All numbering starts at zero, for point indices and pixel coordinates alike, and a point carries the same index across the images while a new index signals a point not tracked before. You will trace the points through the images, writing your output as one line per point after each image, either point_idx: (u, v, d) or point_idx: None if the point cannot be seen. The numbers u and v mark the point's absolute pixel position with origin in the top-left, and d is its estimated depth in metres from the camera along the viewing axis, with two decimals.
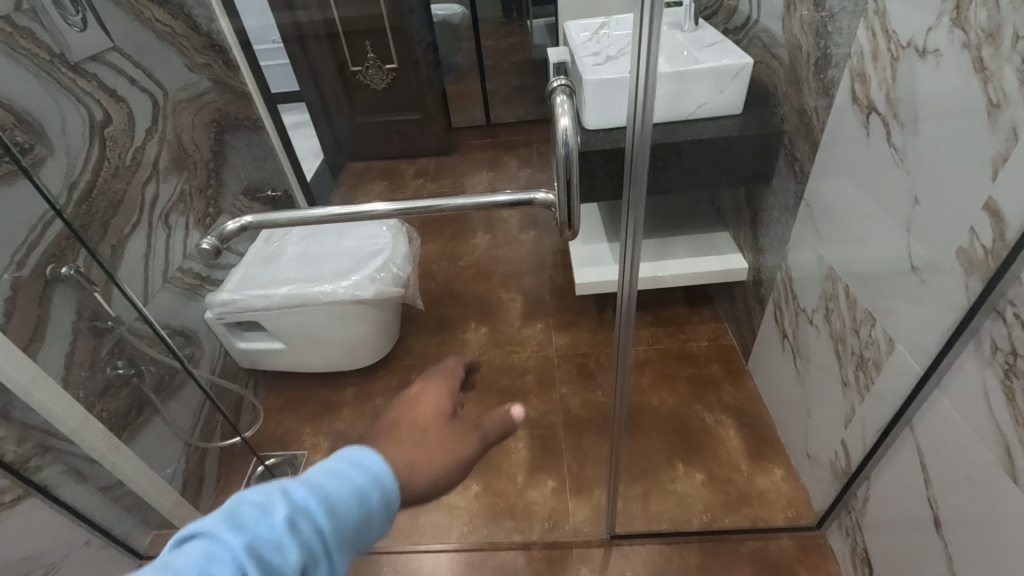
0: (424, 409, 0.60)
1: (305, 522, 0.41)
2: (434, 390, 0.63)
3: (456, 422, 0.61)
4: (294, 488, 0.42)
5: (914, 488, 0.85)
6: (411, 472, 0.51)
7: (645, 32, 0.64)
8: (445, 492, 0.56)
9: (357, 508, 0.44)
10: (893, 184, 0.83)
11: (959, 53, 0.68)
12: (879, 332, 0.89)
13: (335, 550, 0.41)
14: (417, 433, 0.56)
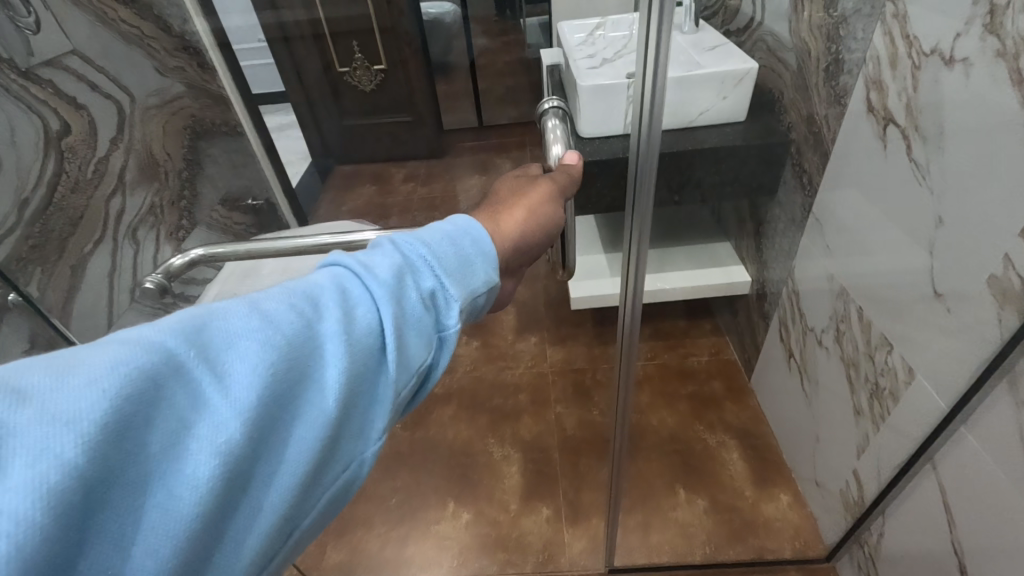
0: (509, 190, 0.62)
1: (411, 250, 0.41)
2: (512, 184, 0.65)
3: (535, 189, 0.62)
4: (404, 230, 0.44)
5: (937, 529, 0.79)
6: (502, 224, 0.53)
7: (651, 39, 0.57)
8: (536, 220, 0.57)
9: (466, 246, 0.44)
10: (913, 203, 0.77)
11: (992, 63, 0.62)
12: (897, 360, 0.83)
13: (454, 273, 0.42)
14: (503, 203, 0.58)
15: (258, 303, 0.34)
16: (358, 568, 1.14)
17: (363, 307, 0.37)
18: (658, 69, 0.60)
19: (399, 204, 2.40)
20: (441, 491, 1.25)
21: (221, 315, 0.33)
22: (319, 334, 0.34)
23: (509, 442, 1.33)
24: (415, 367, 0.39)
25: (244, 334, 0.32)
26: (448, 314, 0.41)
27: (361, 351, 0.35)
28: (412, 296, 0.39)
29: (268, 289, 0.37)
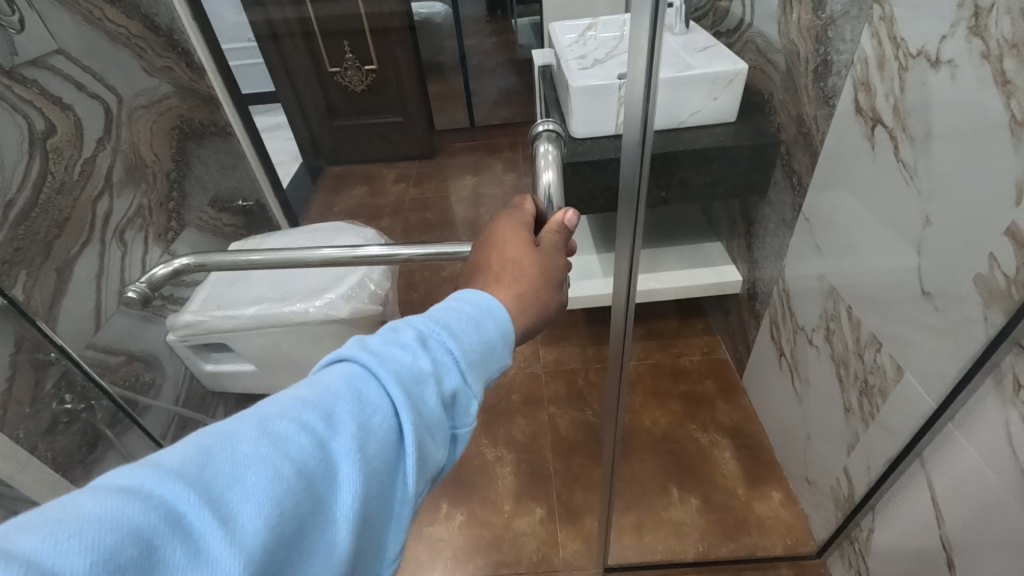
0: (513, 244, 0.58)
1: (432, 342, 0.42)
2: (508, 229, 0.61)
3: (545, 246, 0.59)
4: (416, 320, 0.43)
5: (927, 526, 0.80)
6: (524, 307, 0.52)
7: (643, 41, 0.57)
8: (552, 297, 0.57)
9: (479, 335, 0.44)
10: (901, 202, 0.78)
11: (977, 64, 0.63)
12: (885, 357, 0.84)
13: (469, 368, 0.42)
14: (519, 269, 0.56)
15: (269, 420, 0.33)
16: None
17: (379, 415, 0.36)
18: (650, 71, 0.60)
19: (391, 205, 2.40)
20: (434, 493, 1.24)
21: (228, 442, 0.31)
22: (334, 454, 0.34)
23: (502, 443, 1.33)
24: (427, 471, 0.39)
25: (257, 464, 0.31)
26: (461, 409, 0.42)
27: (378, 463, 0.35)
28: (429, 399, 0.39)
29: (272, 399, 0.36)
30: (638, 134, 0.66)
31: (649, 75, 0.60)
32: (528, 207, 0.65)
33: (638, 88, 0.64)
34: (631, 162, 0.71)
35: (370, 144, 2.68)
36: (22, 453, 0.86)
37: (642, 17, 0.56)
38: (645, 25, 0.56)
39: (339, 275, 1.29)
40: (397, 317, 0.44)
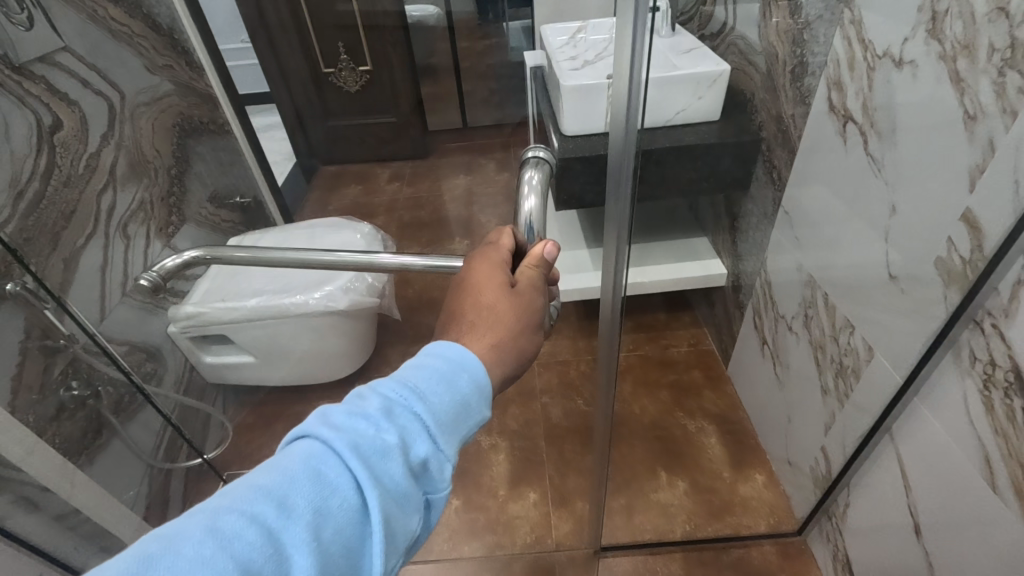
0: (487, 291, 0.59)
1: (397, 409, 0.43)
2: (483, 273, 0.61)
3: (521, 290, 0.60)
4: (383, 384, 0.44)
5: (897, 496, 0.85)
6: (498, 358, 0.54)
7: (629, 42, 0.61)
8: (525, 343, 0.59)
9: (449, 396, 0.46)
10: (871, 193, 0.84)
11: (935, 64, 0.68)
12: (858, 339, 0.89)
13: (438, 432, 0.43)
14: (492, 316, 0.57)
15: (218, 518, 0.34)
16: None
17: (339, 496, 0.37)
18: (636, 69, 0.65)
19: (385, 204, 2.43)
20: None
21: (176, 546, 0.32)
22: (287, 545, 0.34)
23: (497, 431, 1.37)
24: (398, 544, 0.40)
25: (202, 568, 0.31)
26: (431, 477, 0.43)
27: (337, 547, 0.36)
28: (394, 471, 0.40)
29: (228, 490, 0.37)
30: (624, 128, 0.70)
31: (634, 71, 0.64)
32: (504, 243, 0.65)
33: (624, 84, 0.68)
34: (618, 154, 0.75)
35: (364, 144, 2.72)
36: (33, 436, 0.88)
37: (627, 18, 0.60)
38: (631, 26, 0.60)
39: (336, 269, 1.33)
40: (365, 384, 0.45)
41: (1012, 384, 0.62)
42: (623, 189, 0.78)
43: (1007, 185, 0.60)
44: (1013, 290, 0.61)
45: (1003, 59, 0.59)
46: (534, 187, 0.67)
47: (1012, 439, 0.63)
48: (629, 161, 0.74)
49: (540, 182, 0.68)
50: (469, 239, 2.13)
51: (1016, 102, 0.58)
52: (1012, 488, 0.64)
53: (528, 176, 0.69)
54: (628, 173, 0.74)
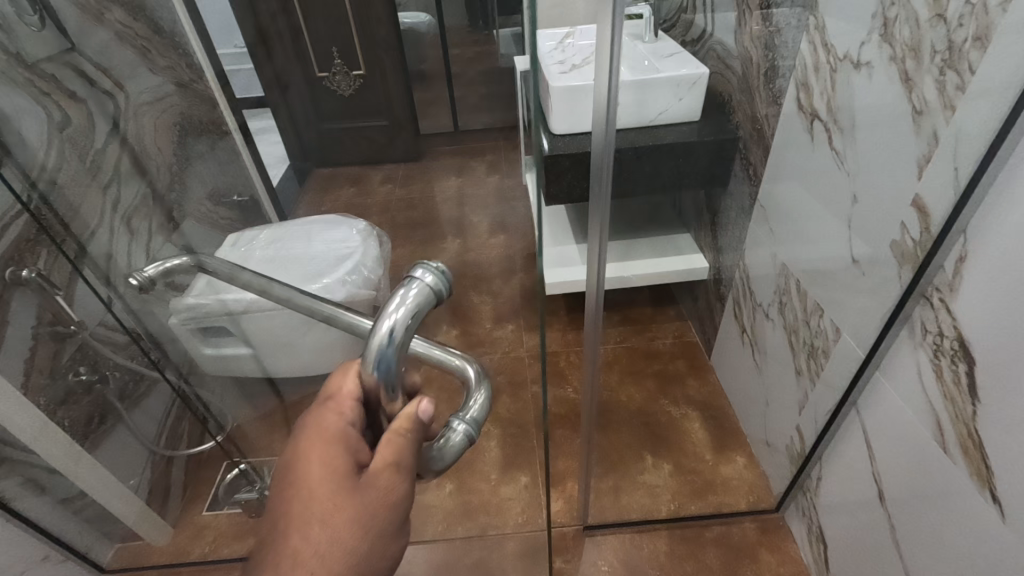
0: (320, 498, 0.49)
1: None
2: (318, 468, 0.50)
3: (367, 485, 0.50)
4: None
5: (860, 465, 0.92)
6: None
7: (608, 51, 0.68)
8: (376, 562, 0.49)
9: None
10: (835, 185, 0.91)
11: (887, 65, 0.75)
12: (827, 321, 0.96)
13: None
14: (327, 539, 0.48)
15: None
16: None
17: None
18: (614, 74, 0.71)
19: (378, 204, 2.48)
20: None
21: None
22: None
23: None
24: None
25: None
26: None
27: None
28: None
29: None
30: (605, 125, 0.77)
31: (613, 75, 0.71)
32: (347, 391, 0.55)
33: (603, 85, 0.74)
34: (599, 149, 0.81)
35: (358, 147, 2.76)
36: (42, 419, 0.93)
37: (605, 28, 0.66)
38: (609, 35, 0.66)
39: (333, 264, 1.38)
40: None
41: (957, 351, 0.68)
42: (605, 182, 0.84)
43: (948, 171, 0.67)
44: (956, 266, 0.68)
45: (943, 59, 0.66)
46: (406, 306, 0.53)
47: (957, 402, 0.69)
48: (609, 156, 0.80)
49: (416, 301, 0.54)
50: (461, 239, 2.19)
51: (955, 98, 0.65)
52: (957, 447, 0.70)
53: (407, 286, 0.55)
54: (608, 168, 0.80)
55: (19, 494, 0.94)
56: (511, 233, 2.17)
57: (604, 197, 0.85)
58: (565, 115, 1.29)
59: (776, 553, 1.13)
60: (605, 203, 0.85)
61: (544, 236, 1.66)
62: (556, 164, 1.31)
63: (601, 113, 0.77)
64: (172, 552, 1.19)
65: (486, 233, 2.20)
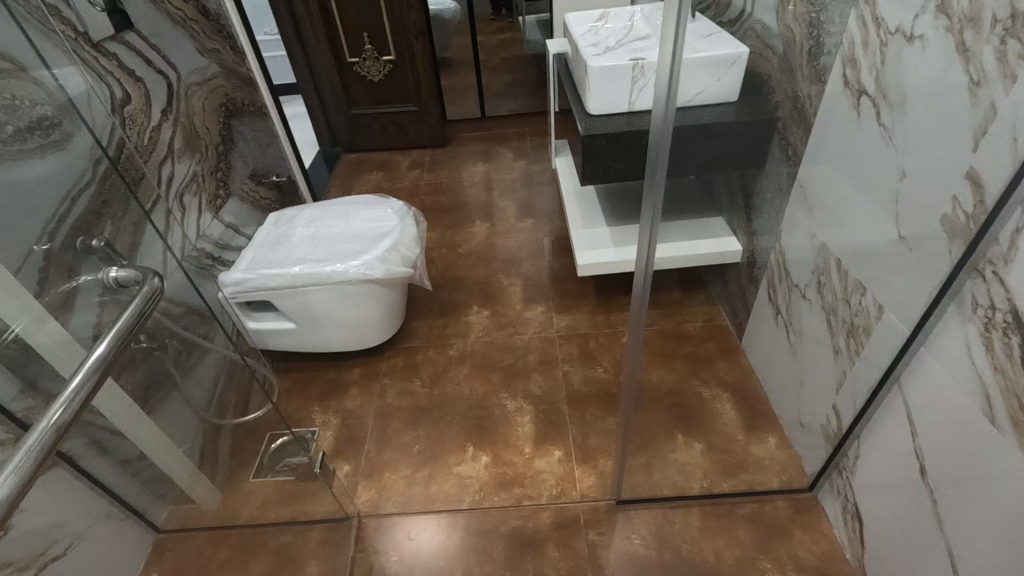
0: None
1: None
2: None
3: None
4: None
5: (901, 443, 0.92)
6: None
7: (671, 35, 0.68)
8: None
9: None
10: (880, 162, 0.91)
11: (943, 37, 0.75)
12: (869, 299, 0.96)
13: None
14: None
15: None
16: (386, 503, 1.27)
17: None
18: (676, 59, 0.71)
19: (407, 188, 2.52)
20: (460, 437, 1.37)
21: None
22: None
23: (521, 396, 1.46)
24: None
25: None
26: None
27: None
28: None
29: None
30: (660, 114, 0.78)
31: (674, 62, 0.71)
32: None
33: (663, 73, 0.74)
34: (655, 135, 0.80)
35: (386, 132, 2.80)
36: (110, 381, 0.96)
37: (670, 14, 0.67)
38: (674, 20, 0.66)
39: (371, 241, 1.40)
40: None
41: (1010, 323, 0.68)
42: (660, 165, 0.84)
43: (1006, 142, 0.66)
44: (1011, 238, 0.67)
45: (1004, 28, 0.65)
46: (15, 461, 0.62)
47: (1009, 374, 0.69)
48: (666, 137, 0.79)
49: None
50: (490, 223, 2.21)
51: (1015, 68, 0.64)
52: (1007, 418, 0.70)
53: None
54: (664, 149, 0.81)
55: (85, 453, 0.96)
56: (539, 218, 2.20)
57: (658, 179, 0.85)
58: (601, 96, 1.28)
59: (809, 531, 1.14)
60: (659, 184, 0.85)
61: (576, 219, 1.68)
62: (592, 143, 1.30)
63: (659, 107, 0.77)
64: (220, 513, 1.21)
65: (513, 217, 2.21)
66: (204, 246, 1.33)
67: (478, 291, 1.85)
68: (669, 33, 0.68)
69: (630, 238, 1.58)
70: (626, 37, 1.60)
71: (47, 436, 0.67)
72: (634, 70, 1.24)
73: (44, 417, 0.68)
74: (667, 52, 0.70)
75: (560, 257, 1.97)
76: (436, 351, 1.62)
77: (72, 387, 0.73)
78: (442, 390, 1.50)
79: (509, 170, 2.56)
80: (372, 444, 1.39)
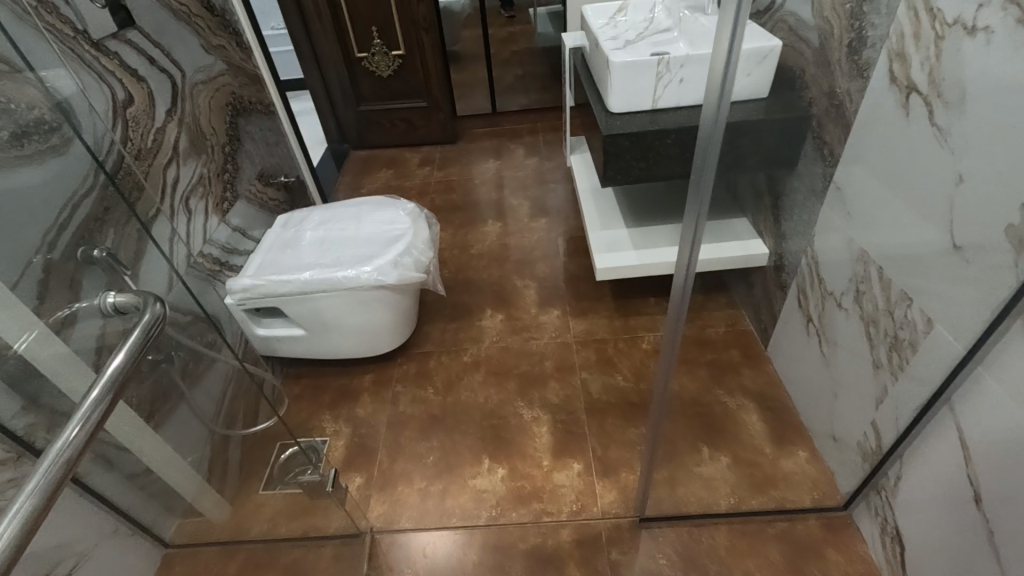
0: None
1: None
2: None
3: None
4: None
5: (952, 466, 0.86)
6: None
7: (726, 37, 0.62)
8: None
9: None
10: (931, 165, 0.84)
11: (1012, 30, 0.68)
12: (916, 311, 0.89)
13: None
14: None
15: None
16: (400, 517, 1.23)
17: None
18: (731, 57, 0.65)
19: (417, 186, 2.47)
20: (475, 448, 1.33)
21: None
22: None
23: (538, 405, 1.41)
24: None
25: None
26: None
27: None
28: None
29: None
30: (710, 122, 0.72)
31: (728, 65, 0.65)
32: None
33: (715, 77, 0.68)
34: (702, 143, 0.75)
35: (395, 129, 2.74)
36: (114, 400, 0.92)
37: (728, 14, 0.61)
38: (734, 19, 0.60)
39: (383, 246, 1.35)
40: None
41: None
42: (706, 175, 0.78)
43: None
44: None
45: None
46: (11, 522, 0.56)
47: None
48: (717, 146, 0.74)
49: None
50: (502, 222, 2.15)
51: None
52: None
53: None
54: (712, 160, 0.75)
55: (90, 471, 0.91)
56: (553, 217, 2.14)
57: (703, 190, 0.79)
58: (623, 93, 1.22)
59: (844, 552, 1.08)
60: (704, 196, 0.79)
61: (593, 221, 1.62)
62: (613, 143, 1.23)
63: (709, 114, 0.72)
64: (231, 527, 1.17)
65: (526, 217, 2.15)
66: (211, 251, 1.29)
67: (492, 294, 1.80)
68: (726, 34, 0.62)
69: (650, 240, 1.52)
70: (647, 30, 1.54)
71: (65, 455, 0.64)
72: (659, 66, 1.17)
73: (63, 433, 0.66)
74: (722, 54, 0.64)
75: (575, 258, 1.91)
76: (449, 356, 1.58)
77: (89, 399, 0.69)
78: (456, 398, 1.46)
79: (521, 167, 2.50)
80: (385, 455, 1.35)
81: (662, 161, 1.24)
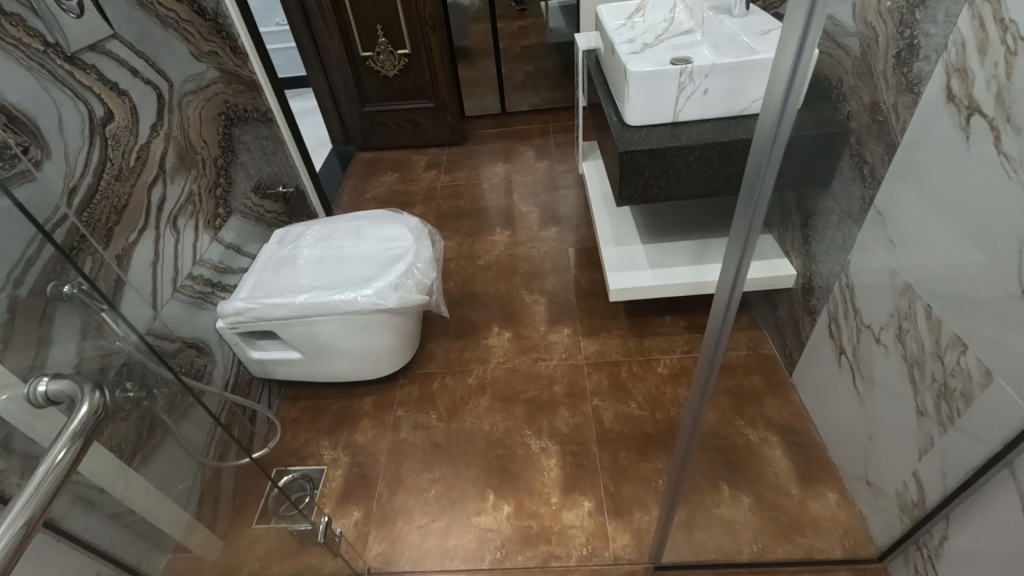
0: None
1: None
2: None
3: None
4: None
5: (1010, 537, 0.76)
6: None
7: (794, 39, 0.45)
8: None
9: None
10: (995, 197, 0.74)
11: None
12: (971, 359, 0.80)
13: None
14: None
15: None
16: (400, 557, 1.16)
17: None
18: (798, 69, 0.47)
19: (423, 191, 2.39)
20: (480, 482, 1.26)
21: None
22: None
23: (546, 434, 1.34)
24: None
25: None
26: None
27: None
28: None
29: None
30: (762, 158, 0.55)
31: (790, 90, 0.49)
32: None
33: (771, 108, 0.52)
34: (747, 190, 0.58)
35: (401, 130, 2.65)
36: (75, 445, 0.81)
37: (795, 21, 0.45)
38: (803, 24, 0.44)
39: (383, 266, 1.27)
40: None
41: None
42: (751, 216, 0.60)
43: None
44: None
45: None
46: None
47: None
48: (769, 196, 0.57)
49: None
50: (511, 230, 2.07)
51: None
52: None
53: None
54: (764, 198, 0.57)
55: None
56: (563, 226, 2.05)
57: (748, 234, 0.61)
58: (641, 105, 1.12)
59: None
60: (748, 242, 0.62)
61: (606, 235, 1.53)
62: (632, 160, 1.11)
63: (759, 155, 0.55)
64: None
65: (536, 225, 2.06)
66: (202, 272, 1.22)
67: (499, 309, 1.72)
68: (790, 49, 0.46)
69: (668, 257, 1.43)
70: (667, 32, 1.45)
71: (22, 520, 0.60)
72: (682, 76, 1.08)
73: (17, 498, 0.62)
74: (782, 77, 0.48)
75: (587, 271, 1.82)
76: (454, 378, 1.50)
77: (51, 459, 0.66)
78: (460, 425, 1.38)
79: (531, 172, 2.41)
80: (385, 487, 1.28)
81: (682, 179, 1.13)
